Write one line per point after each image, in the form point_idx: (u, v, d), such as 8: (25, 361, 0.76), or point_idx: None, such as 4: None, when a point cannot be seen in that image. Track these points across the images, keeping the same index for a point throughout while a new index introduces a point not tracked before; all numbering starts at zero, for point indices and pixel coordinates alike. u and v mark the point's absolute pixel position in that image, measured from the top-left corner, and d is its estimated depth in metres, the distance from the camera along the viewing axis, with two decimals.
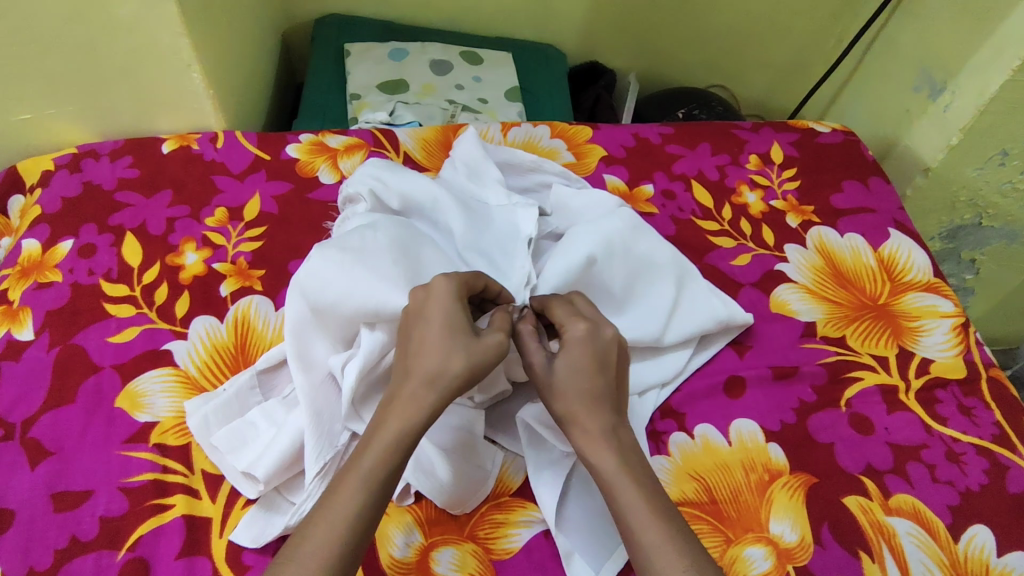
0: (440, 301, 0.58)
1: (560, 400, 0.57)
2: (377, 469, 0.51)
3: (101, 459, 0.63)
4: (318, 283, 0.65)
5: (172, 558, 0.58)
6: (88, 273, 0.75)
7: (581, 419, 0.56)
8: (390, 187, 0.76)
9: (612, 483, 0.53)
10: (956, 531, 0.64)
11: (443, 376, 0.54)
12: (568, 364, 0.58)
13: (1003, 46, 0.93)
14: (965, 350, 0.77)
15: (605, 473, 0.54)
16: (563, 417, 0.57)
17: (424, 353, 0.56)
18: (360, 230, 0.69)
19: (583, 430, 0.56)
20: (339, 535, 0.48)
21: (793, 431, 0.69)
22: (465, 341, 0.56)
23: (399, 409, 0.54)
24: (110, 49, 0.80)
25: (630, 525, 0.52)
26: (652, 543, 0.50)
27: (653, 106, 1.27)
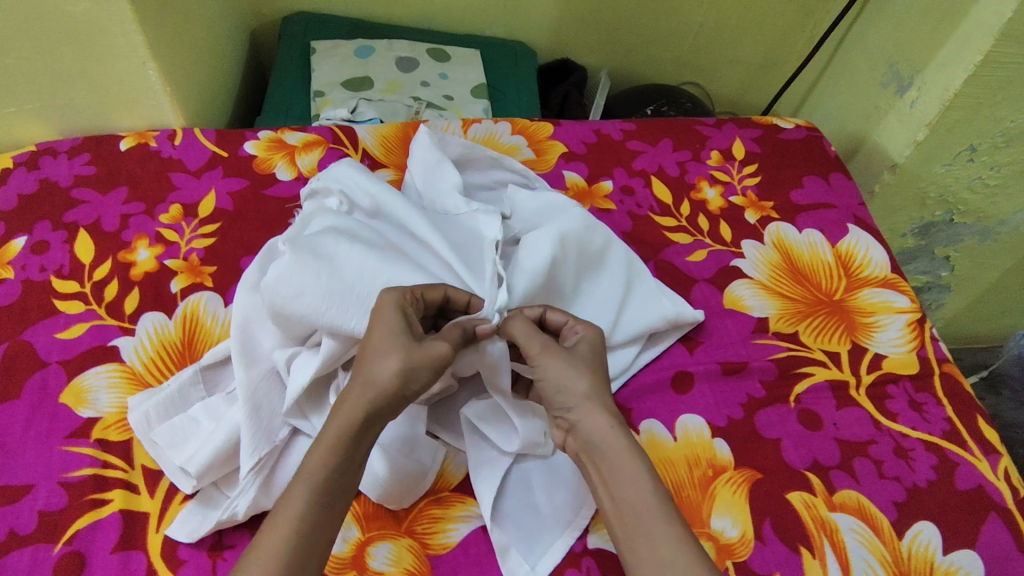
0: (384, 316, 0.58)
1: (580, 382, 0.58)
2: (319, 471, 0.52)
3: (42, 454, 0.63)
4: (275, 283, 0.62)
5: (107, 552, 0.57)
6: (39, 270, 0.75)
7: (598, 406, 0.57)
8: (366, 189, 0.75)
9: (624, 477, 0.54)
10: (901, 527, 0.64)
11: (379, 380, 0.54)
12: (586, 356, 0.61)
13: (966, 40, 0.92)
14: (919, 345, 0.77)
15: (621, 461, 0.55)
16: (579, 402, 0.58)
17: (365, 359, 0.56)
18: (324, 237, 0.66)
19: (596, 420, 0.57)
20: (290, 540, 0.49)
21: (740, 427, 0.69)
22: (404, 344, 0.56)
23: (342, 412, 0.54)
24: (64, 46, 0.80)
25: (643, 524, 0.52)
26: (670, 538, 0.51)
27: (623, 104, 1.29)
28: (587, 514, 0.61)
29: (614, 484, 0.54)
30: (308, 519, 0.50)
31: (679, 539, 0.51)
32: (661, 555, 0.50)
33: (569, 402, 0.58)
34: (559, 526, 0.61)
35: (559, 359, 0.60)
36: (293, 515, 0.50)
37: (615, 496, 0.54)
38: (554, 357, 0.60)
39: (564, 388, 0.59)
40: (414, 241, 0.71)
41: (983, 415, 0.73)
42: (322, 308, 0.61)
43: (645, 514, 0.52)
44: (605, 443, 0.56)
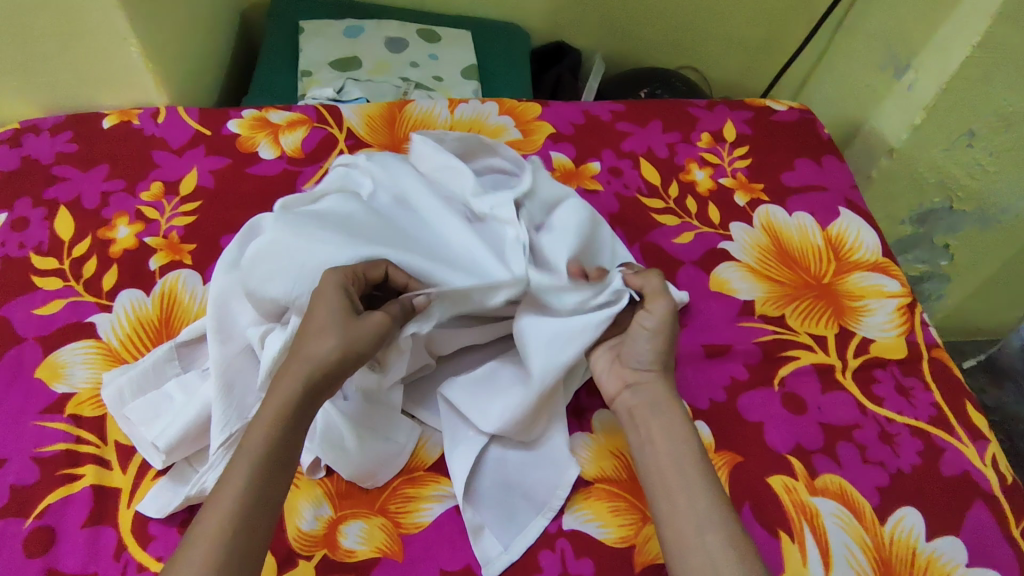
0: (327, 295, 0.56)
1: (650, 353, 0.62)
2: (261, 444, 0.51)
3: (15, 430, 0.62)
4: (263, 267, 0.61)
5: (78, 527, 0.57)
6: (19, 246, 0.75)
7: (661, 380, 0.62)
8: (371, 170, 0.74)
9: (675, 439, 0.58)
10: (883, 512, 0.63)
11: (318, 357, 0.54)
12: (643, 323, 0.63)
13: (964, 21, 0.90)
14: (909, 330, 0.75)
15: (672, 429, 0.59)
16: (651, 372, 0.62)
17: (305, 336, 0.55)
18: (324, 216, 0.66)
19: (659, 390, 0.61)
20: (232, 513, 0.48)
21: (721, 410, 0.68)
22: (342, 320, 0.55)
23: (279, 388, 0.53)
24: (44, 22, 0.79)
25: (667, 482, 0.56)
26: (698, 498, 0.55)
27: (617, 86, 1.29)
28: (563, 495, 0.61)
29: (664, 442, 0.58)
30: (246, 498, 0.49)
31: (715, 501, 0.54)
32: (685, 512, 0.54)
33: (642, 372, 0.62)
34: (535, 506, 0.61)
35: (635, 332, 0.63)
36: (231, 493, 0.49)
37: (648, 456, 0.58)
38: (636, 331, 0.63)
39: (634, 358, 0.63)
40: (421, 226, 0.69)
41: (972, 400, 0.72)
42: (298, 288, 0.60)
43: (680, 476, 0.56)
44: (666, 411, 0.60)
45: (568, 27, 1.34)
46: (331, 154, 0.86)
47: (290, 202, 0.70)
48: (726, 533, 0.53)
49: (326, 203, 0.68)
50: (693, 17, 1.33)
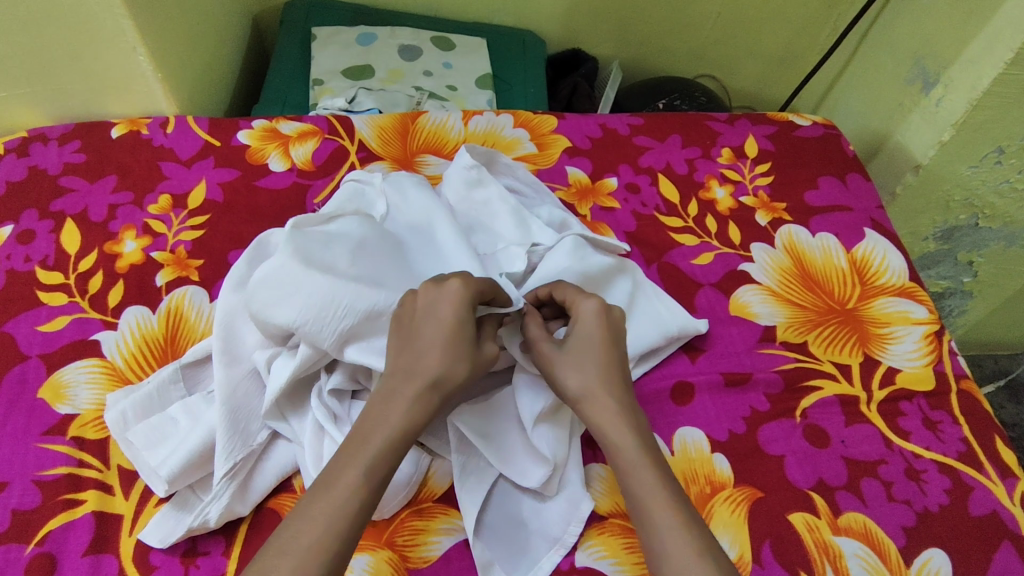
0: (453, 306, 0.56)
1: (573, 378, 0.58)
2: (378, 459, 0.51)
3: (17, 451, 0.61)
4: (264, 297, 0.58)
5: (79, 555, 0.56)
6: (24, 260, 0.74)
7: (596, 399, 0.57)
8: (388, 193, 0.73)
9: (625, 466, 0.55)
10: (910, 554, 0.60)
11: (447, 382, 0.55)
12: (578, 342, 0.60)
13: (997, 36, 0.86)
14: (936, 360, 0.73)
15: (620, 451, 0.55)
16: (572, 403, 0.58)
17: (427, 358, 0.55)
18: (338, 244, 0.63)
19: (601, 407, 0.57)
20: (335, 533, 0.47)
21: (741, 442, 0.65)
22: (469, 351, 0.56)
23: (394, 406, 0.53)
24: (52, 30, 0.77)
25: (639, 508, 0.52)
26: (663, 524, 0.51)
27: (634, 96, 1.26)
28: (575, 531, 0.59)
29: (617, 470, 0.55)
30: (355, 520, 0.49)
31: (674, 527, 0.50)
32: (654, 542, 0.50)
33: (567, 403, 0.59)
34: (546, 540, 0.59)
35: (551, 358, 0.59)
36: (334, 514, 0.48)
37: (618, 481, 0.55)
38: (544, 358, 0.60)
39: (559, 387, 0.59)
40: (430, 262, 0.68)
41: (1002, 435, 0.69)
42: (302, 318, 0.57)
43: (643, 499, 0.52)
44: (602, 434, 0.56)
45: (584, 34, 1.31)
46: (342, 167, 0.84)
47: (303, 220, 0.65)
48: (697, 554, 0.49)
49: (339, 224, 0.66)
50: (713, 25, 1.31)
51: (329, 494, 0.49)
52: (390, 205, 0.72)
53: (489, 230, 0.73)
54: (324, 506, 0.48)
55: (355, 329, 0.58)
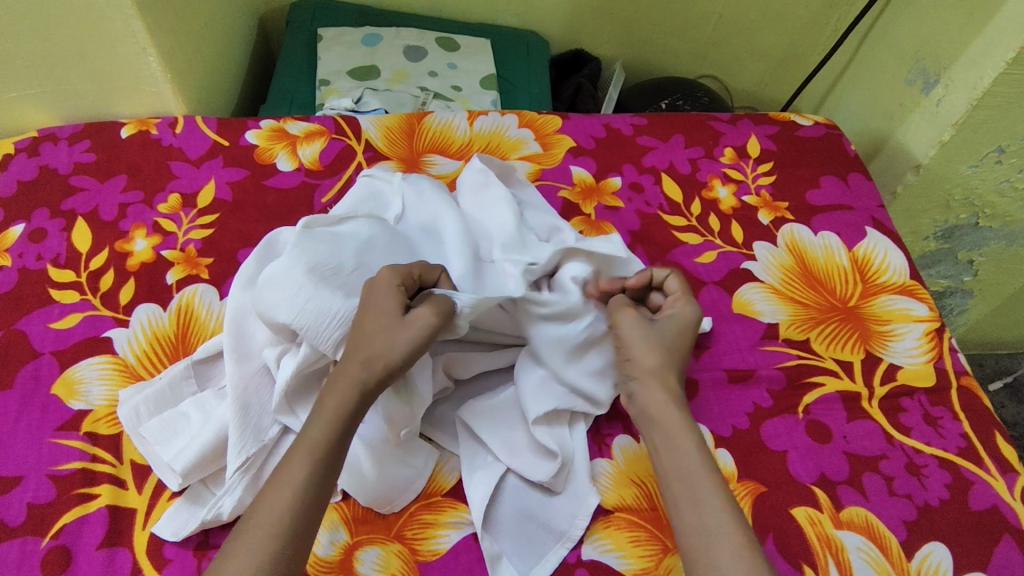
0: (380, 294, 0.58)
1: (648, 355, 0.61)
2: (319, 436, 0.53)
3: (32, 446, 0.62)
4: (270, 297, 0.59)
5: (93, 548, 0.56)
6: (37, 258, 0.74)
7: (660, 380, 0.60)
8: (404, 192, 0.74)
9: (676, 446, 0.56)
10: (911, 547, 0.61)
11: (379, 358, 0.55)
12: (668, 333, 0.63)
13: (998, 35, 0.87)
14: (937, 356, 0.74)
15: (677, 433, 0.56)
16: (643, 373, 0.60)
17: (368, 339, 0.56)
18: (343, 242, 0.64)
19: (659, 392, 0.59)
20: (287, 512, 0.49)
21: (744, 437, 0.66)
22: (390, 325, 0.56)
23: (336, 390, 0.54)
24: (62, 30, 0.78)
25: (690, 491, 0.53)
26: (716, 509, 0.52)
27: (637, 97, 1.27)
28: (582, 525, 0.60)
29: (665, 452, 0.56)
30: (309, 492, 0.51)
31: (724, 508, 0.52)
32: (705, 524, 0.51)
33: (632, 373, 0.61)
34: (554, 534, 0.60)
35: (640, 330, 0.62)
36: (290, 490, 0.50)
37: (666, 463, 0.56)
38: (632, 328, 0.62)
39: (633, 357, 0.61)
40: (437, 258, 0.69)
41: (1002, 431, 0.70)
42: (300, 320, 0.58)
43: (696, 481, 0.53)
44: (653, 410, 0.58)
45: (587, 36, 1.33)
46: (349, 167, 0.85)
47: (314, 218, 0.66)
48: (746, 542, 0.50)
49: (348, 223, 0.67)
50: (715, 26, 1.32)
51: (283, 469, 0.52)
52: (405, 204, 0.73)
53: (490, 221, 0.73)
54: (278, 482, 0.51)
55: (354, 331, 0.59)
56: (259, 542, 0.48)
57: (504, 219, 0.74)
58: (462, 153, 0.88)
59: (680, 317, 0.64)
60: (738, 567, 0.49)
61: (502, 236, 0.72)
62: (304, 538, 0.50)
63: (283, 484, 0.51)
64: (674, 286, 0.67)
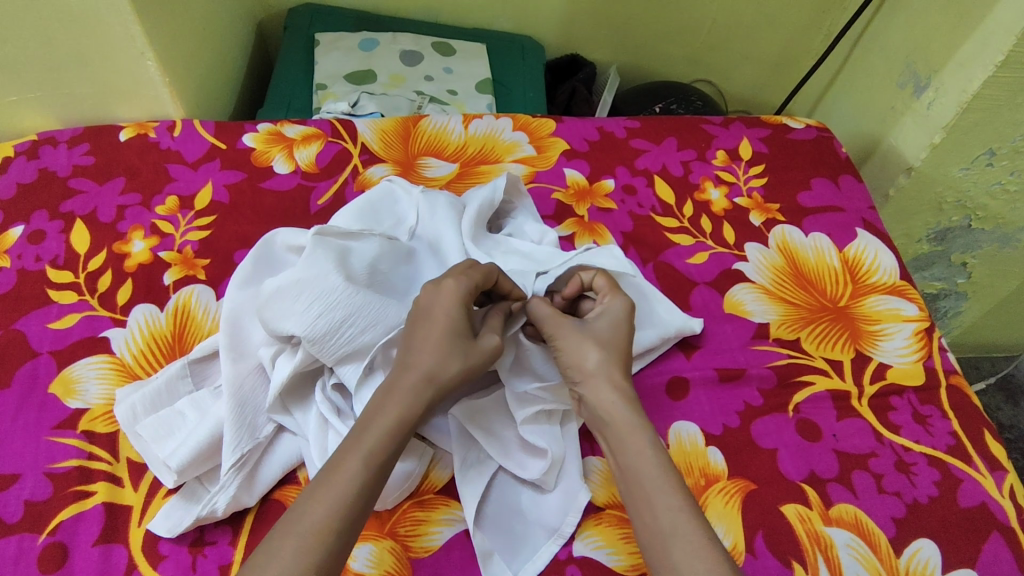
0: (446, 305, 0.59)
1: (589, 357, 0.60)
2: (379, 447, 0.52)
3: (30, 444, 0.62)
4: (277, 309, 0.60)
5: (89, 545, 0.57)
6: (35, 260, 0.75)
7: (605, 381, 0.60)
8: (420, 206, 0.74)
9: (630, 448, 0.56)
10: (899, 544, 0.61)
11: (442, 375, 0.57)
12: (605, 326, 0.63)
13: (988, 38, 0.88)
14: (927, 356, 0.74)
15: (628, 435, 0.57)
16: (586, 376, 0.60)
17: (426, 355, 0.57)
18: (351, 255, 0.65)
19: (604, 393, 0.59)
20: (335, 523, 0.48)
21: (734, 436, 0.67)
22: (462, 345, 0.58)
23: (396, 398, 0.55)
24: (62, 34, 0.79)
25: (645, 491, 0.54)
26: (669, 506, 0.52)
27: (632, 101, 1.29)
28: (573, 522, 0.60)
29: (620, 453, 0.56)
30: (359, 501, 0.50)
31: (680, 510, 0.52)
32: (661, 523, 0.51)
33: (577, 376, 0.61)
34: (547, 531, 0.60)
35: (574, 332, 0.62)
36: (343, 495, 0.49)
37: (622, 464, 0.56)
38: (568, 331, 0.62)
39: (574, 360, 0.61)
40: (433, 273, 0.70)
41: (991, 429, 0.70)
42: (309, 331, 0.58)
43: (649, 480, 0.54)
44: (604, 413, 0.58)
45: (582, 40, 1.34)
46: (344, 170, 0.86)
47: (329, 228, 0.66)
48: (706, 540, 0.50)
49: (360, 240, 0.67)
50: (709, 31, 1.33)
51: (332, 479, 0.50)
52: (419, 218, 0.73)
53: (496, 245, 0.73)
54: (324, 491, 0.49)
55: (362, 344, 0.60)
56: (305, 545, 0.47)
57: (515, 245, 0.73)
58: (457, 156, 0.89)
59: (610, 312, 0.64)
60: (695, 565, 0.49)
61: (515, 259, 0.71)
62: (344, 546, 0.48)
63: (331, 488, 0.50)
64: (602, 285, 0.67)
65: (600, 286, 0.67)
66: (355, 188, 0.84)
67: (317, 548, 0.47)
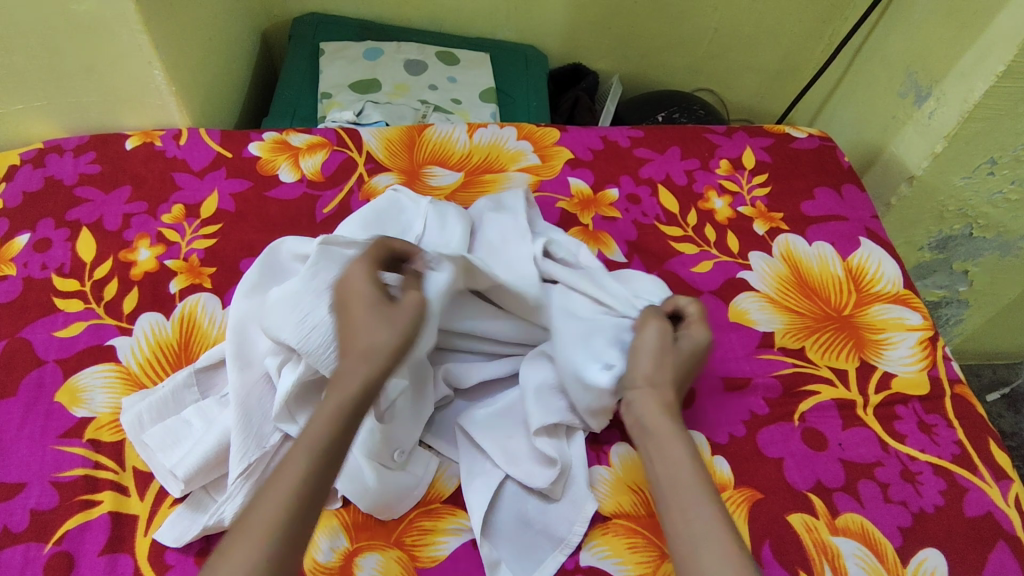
0: (360, 281, 0.58)
1: (649, 365, 0.60)
2: (320, 435, 0.49)
3: (35, 453, 0.62)
4: (278, 320, 0.60)
5: (95, 554, 0.57)
6: (41, 268, 0.75)
7: (661, 392, 0.58)
8: (428, 218, 0.74)
9: (670, 456, 0.54)
10: (906, 554, 0.61)
11: (378, 352, 0.54)
12: (689, 351, 0.63)
13: (990, 47, 0.88)
14: (931, 365, 0.75)
15: (671, 445, 0.54)
16: (643, 383, 0.59)
17: (353, 329, 0.55)
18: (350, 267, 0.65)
19: (652, 405, 0.58)
20: (283, 514, 0.45)
21: (740, 445, 0.67)
22: (383, 312, 0.56)
23: (342, 383, 0.52)
24: (69, 44, 0.80)
25: (679, 499, 0.51)
26: (704, 517, 0.49)
27: (634, 110, 1.30)
28: (580, 531, 0.60)
29: (659, 462, 0.54)
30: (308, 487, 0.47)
31: (714, 517, 0.49)
32: (695, 530, 0.49)
33: (635, 382, 0.60)
34: (554, 540, 0.60)
35: (653, 342, 0.62)
36: (290, 484, 0.46)
37: (657, 472, 0.53)
38: (652, 339, 0.62)
39: (639, 368, 0.60)
40: None
41: (995, 438, 0.71)
42: (307, 344, 0.58)
43: (687, 487, 0.51)
44: (649, 421, 0.57)
45: (585, 50, 1.35)
46: (350, 178, 0.86)
47: (334, 238, 0.66)
48: (737, 548, 0.47)
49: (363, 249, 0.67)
50: (711, 40, 1.34)
51: (281, 472, 0.47)
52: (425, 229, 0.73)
53: (523, 242, 0.72)
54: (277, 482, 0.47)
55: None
56: (257, 538, 0.44)
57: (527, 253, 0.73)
58: (462, 165, 0.89)
59: (695, 341, 0.63)
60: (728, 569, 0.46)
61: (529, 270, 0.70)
62: (297, 542, 0.45)
63: (281, 482, 0.47)
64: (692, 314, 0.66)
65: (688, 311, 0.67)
66: (360, 197, 0.84)
67: (265, 539, 0.44)
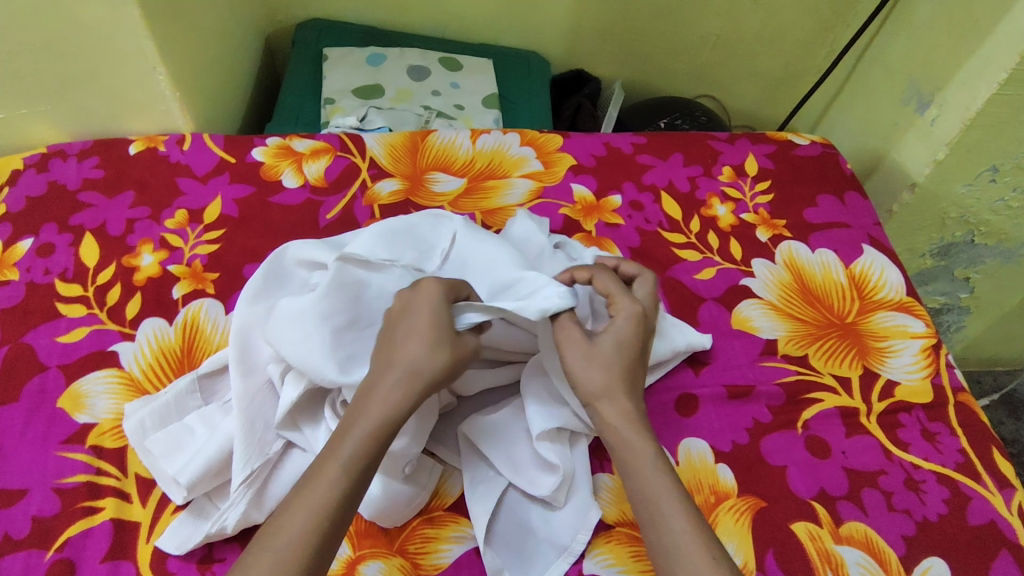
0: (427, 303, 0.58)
1: (592, 378, 0.59)
2: (359, 449, 0.52)
3: (37, 459, 0.62)
4: (281, 334, 0.60)
5: (97, 561, 0.57)
6: (44, 273, 0.75)
7: (613, 402, 0.58)
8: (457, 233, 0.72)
9: (634, 467, 0.56)
10: (910, 562, 0.61)
11: (421, 370, 0.55)
12: (612, 342, 0.61)
13: (993, 54, 0.88)
14: (934, 373, 0.74)
15: (634, 458, 0.56)
16: (591, 397, 0.59)
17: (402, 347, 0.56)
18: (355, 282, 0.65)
19: (613, 413, 0.58)
20: (321, 521, 0.49)
21: (744, 453, 0.67)
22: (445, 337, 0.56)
23: (381, 397, 0.54)
24: (75, 49, 0.80)
25: (657, 509, 0.53)
26: (675, 529, 0.52)
27: (636, 116, 1.30)
28: (584, 540, 0.60)
29: (628, 476, 0.56)
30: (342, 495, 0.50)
31: (686, 528, 0.51)
32: (666, 543, 0.51)
33: (583, 396, 0.59)
34: (557, 548, 0.60)
35: (579, 348, 0.60)
36: (326, 493, 0.50)
37: (630, 487, 0.55)
38: (574, 346, 0.60)
39: (581, 381, 0.59)
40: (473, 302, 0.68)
41: (998, 446, 0.70)
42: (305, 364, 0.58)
43: (658, 501, 0.53)
44: (612, 435, 0.58)
45: (588, 56, 1.35)
46: (353, 184, 0.86)
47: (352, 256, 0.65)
48: (710, 561, 0.49)
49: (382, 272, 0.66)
50: (713, 47, 1.34)
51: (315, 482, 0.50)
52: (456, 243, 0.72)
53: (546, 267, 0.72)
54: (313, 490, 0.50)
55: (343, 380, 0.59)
56: (296, 538, 0.47)
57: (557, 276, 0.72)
58: (465, 171, 0.89)
59: (619, 331, 0.61)
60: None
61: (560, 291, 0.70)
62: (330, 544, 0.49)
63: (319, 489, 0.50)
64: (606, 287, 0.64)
65: (605, 288, 0.64)
66: (363, 203, 0.84)
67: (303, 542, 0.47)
